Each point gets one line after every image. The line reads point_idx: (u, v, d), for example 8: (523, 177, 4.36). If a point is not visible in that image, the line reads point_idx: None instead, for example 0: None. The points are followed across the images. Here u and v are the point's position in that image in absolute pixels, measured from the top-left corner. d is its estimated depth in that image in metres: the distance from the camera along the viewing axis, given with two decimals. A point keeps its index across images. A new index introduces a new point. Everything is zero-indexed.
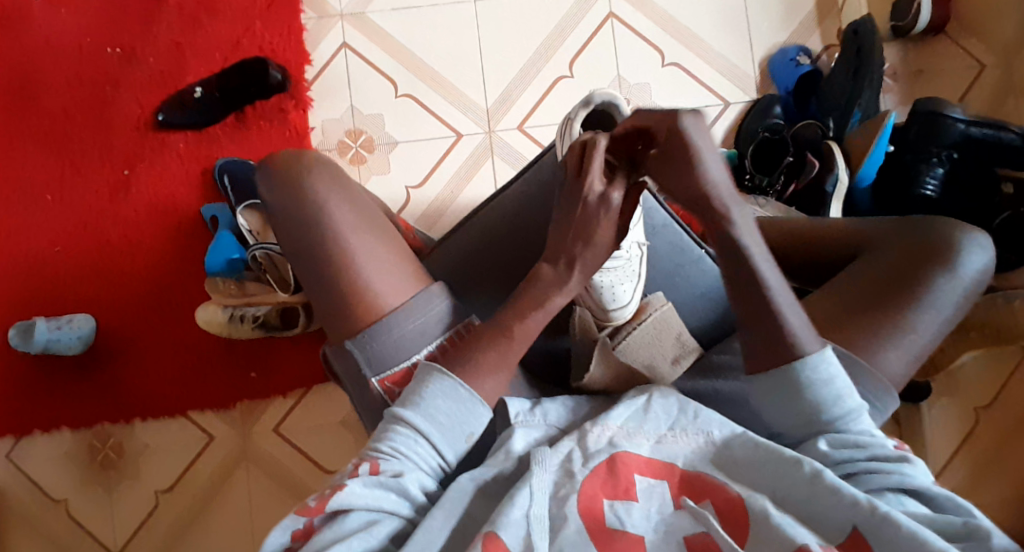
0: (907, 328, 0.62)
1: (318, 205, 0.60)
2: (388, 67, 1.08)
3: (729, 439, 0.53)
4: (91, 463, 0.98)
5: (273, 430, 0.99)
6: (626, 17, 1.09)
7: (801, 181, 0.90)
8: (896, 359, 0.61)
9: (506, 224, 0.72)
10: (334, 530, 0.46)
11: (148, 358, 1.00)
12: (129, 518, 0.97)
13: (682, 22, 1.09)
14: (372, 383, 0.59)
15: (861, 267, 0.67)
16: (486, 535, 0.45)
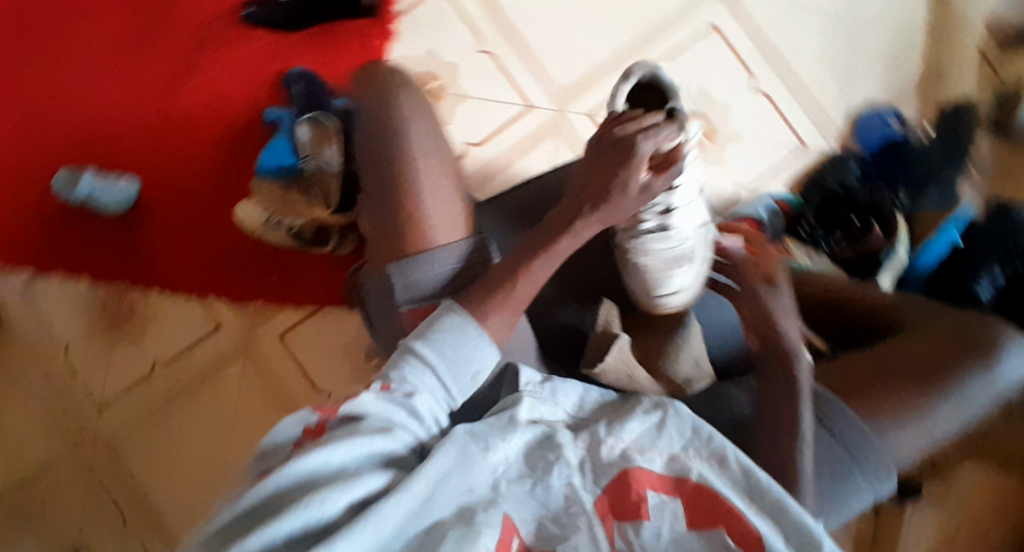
0: (926, 413, 0.61)
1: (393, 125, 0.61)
2: (478, 20, 1.08)
3: (744, 470, 0.50)
4: (102, 316, 1.00)
5: (278, 335, 1.00)
6: (728, 34, 1.07)
7: (858, 247, 0.89)
8: (908, 442, 0.60)
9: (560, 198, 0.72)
10: (348, 427, 0.46)
11: (179, 234, 1.02)
12: (122, 378, 0.99)
13: (783, 55, 1.07)
14: (401, 310, 0.58)
15: (895, 344, 0.66)
16: (503, 513, 0.44)
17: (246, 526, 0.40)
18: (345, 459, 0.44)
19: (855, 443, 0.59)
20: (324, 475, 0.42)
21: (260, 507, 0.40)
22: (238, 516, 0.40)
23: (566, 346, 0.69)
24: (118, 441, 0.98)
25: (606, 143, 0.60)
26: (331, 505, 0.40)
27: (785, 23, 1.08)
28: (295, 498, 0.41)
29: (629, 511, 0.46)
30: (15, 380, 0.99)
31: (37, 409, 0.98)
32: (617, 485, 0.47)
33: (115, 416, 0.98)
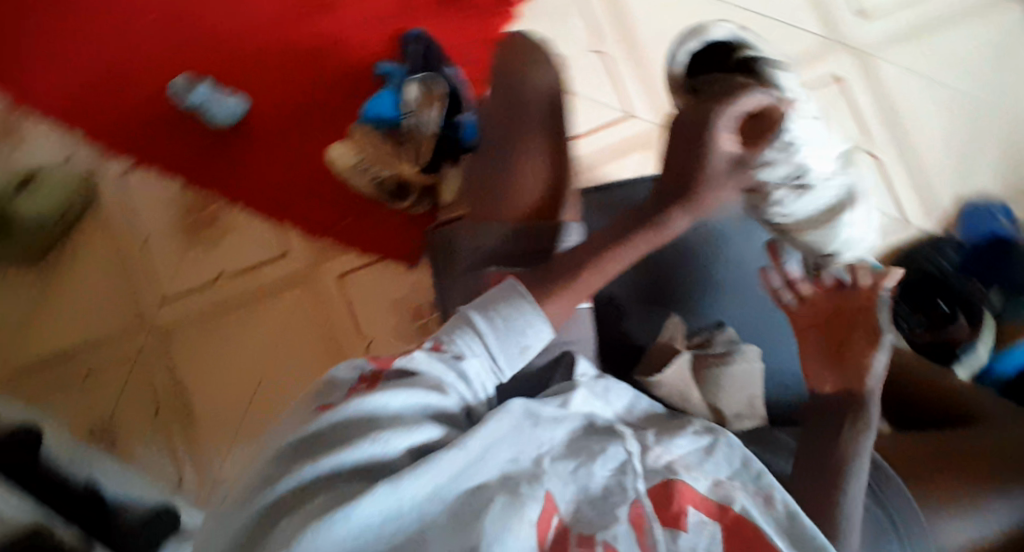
0: (979, 508, 0.60)
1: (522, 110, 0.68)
2: (600, 21, 1.07)
3: (790, 514, 0.47)
4: (183, 219, 1.05)
5: (338, 275, 1.03)
6: (850, 90, 1.01)
7: (939, 334, 0.87)
8: (955, 533, 0.58)
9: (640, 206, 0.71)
10: (401, 376, 0.50)
11: (271, 159, 1.05)
12: (187, 280, 1.04)
13: (902, 126, 1.00)
14: (489, 272, 0.59)
15: (960, 436, 0.66)
16: (545, 491, 0.44)
17: (313, 445, 0.45)
18: (400, 406, 0.47)
19: (901, 519, 0.56)
20: (381, 417, 0.46)
21: (319, 435, 0.45)
22: (303, 438, 0.45)
23: (623, 350, 0.67)
24: (171, 337, 1.02)
25: (684, 120, 0.56)
26: (383, 446, 0.45)
27: (915, 93, 1.01)
28: (361, 434, 0.45)
29: (668, 522, 0.45)
30: (96, 257, 1.05)
31: (108, 288, 1.04)
32: (659, 494, 0.46)
33: (174, 312, 1.03)
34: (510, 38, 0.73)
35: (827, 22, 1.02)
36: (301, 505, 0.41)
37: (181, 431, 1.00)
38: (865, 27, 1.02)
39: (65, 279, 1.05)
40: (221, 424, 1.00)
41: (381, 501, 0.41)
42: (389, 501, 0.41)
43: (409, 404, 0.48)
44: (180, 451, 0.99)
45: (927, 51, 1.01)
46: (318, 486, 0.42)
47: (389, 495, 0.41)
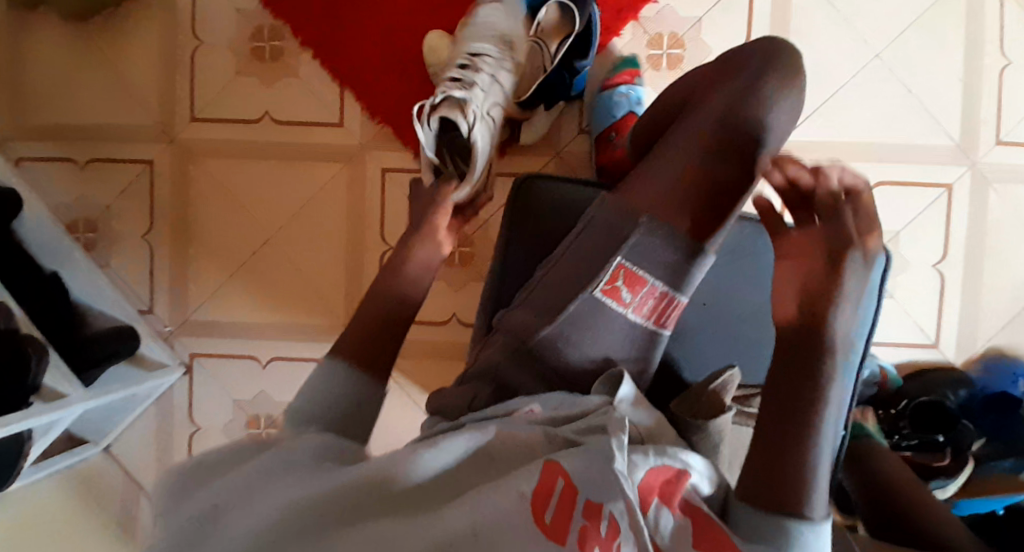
0: None
1: (738, 148, 0.58)
2: (759, 14, 0.92)
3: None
4: (246, 42, 0.95)
5: (382, 167, 0.95)
6: (963, 205, 0.95)
7: (922, 454, 0.86)
8: None
9: (737, 250, 0.68)
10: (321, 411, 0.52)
11: (360, 18, 0.94)
12: (230, 107, 0.96)
13: (989, 267, 0.96)
14: (614, 259, 0.57)
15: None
16: (549, 459, 0.44)
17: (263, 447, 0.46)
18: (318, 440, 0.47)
19: None
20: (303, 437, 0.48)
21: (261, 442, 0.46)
22: (244, 443, 0.46)
23: (665, 378, 0.67)
24: (192, 160, 0.96)
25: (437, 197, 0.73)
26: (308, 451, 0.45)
27: (1017, 239, 0.96)
28: (307, 446, 0.46)
29: (664, 501, 0.43)
30: (140, 41, 0.95)
31: (143, 84, 0.96)
32: (668, 481, 0.44)
33: (203, 134, 0.96)
34: (775, 36, 0.60)
35: (969, 130, 0.94)
36: (266, 483, 0.41)
37: (172, 258, 0.96)
38: (1003, 152, 0.94)
39: (103, 53, 0.96)
40: (214, 266, 0.96)
41: (276, 502, 0.39)
42: (287, 497, 0.39)
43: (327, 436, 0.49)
44: (165, 276, 0.96)
45: None
46: (276, 471, 0.43)
47: (292, 495, 0.39)
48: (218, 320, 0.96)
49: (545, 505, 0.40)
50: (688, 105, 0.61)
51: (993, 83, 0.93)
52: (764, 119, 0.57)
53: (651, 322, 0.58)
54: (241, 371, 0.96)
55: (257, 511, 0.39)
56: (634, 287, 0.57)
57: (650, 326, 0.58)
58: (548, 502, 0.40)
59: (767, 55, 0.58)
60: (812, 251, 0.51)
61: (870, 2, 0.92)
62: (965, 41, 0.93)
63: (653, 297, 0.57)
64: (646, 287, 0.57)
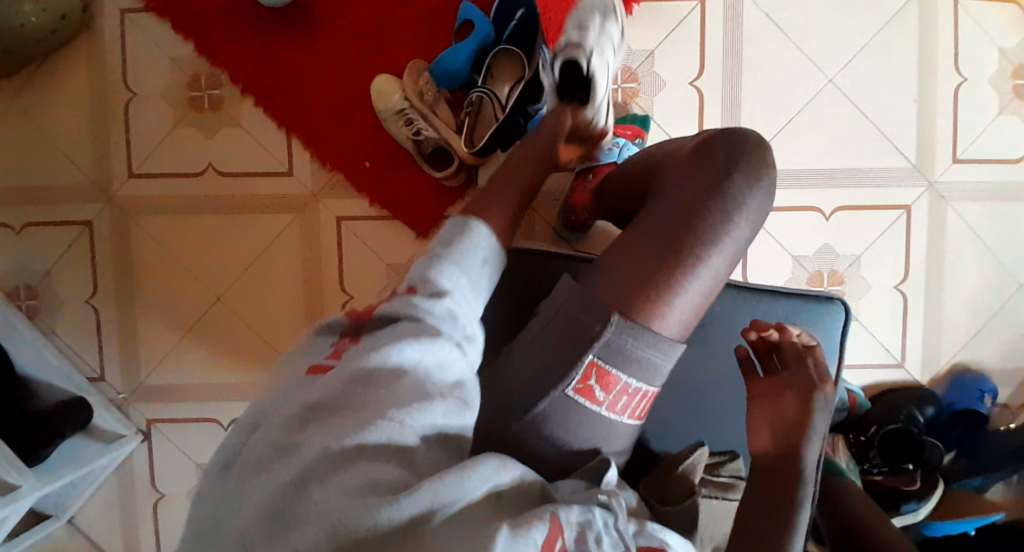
0: None
1: (712, 232, 0.55)
2: (712, 44, 0.91)
3: None
4: (183, 91, 0.91)
5: (336, 217, 0.92)
6: (922, 224, 0.95)
7: (891, 480, 0.87)
8: None
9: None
10: (459, 291, 0.52)
11: (301, 61, 0.90)
12: (171, 161, 0.92)
13: (949, 284, 0.97)
14: (585, 357, 0.54)
15: None
16: (550, 511, 0.43)
17: (377, 383, 0.46)
18: (433, 366, 0.49)
19: None
20: (420, 375, 0.48)
21: (380, 372, 0.47)
22: (309, 407, 0.45)
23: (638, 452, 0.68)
24: (133, 219, 0.92)
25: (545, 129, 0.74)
26: (420, 430, 0.45)
27: (975, 255, 0.96)
28: (406, 432, 0.45)
29: None
30: (68, 95, 0.91)
31: (75, 141, 0.91)
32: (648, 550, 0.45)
33: (143, 192, 0.92)
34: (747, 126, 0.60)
35: (924, 151, 0.94)
36: (362, 463, 0.42)
37: (120, 322, 0.93)
38: (959, 170, 0.94)
39: (31, 111, 0.91)
40: (167, 327, 0.93)
41: (309, 525, 0.40)
42: (315, 523, 0.40)
43: (446, 348, 0.49)
44: (114, 341, 0.93)
45: (1007, 218, 0.96)
46: (378, 452, 0.43)
47: (323, 518, 0.40)
48: (175, 384, 0.94)
49: None
50: (661, 190, 0.59)
51: (946, 104, 0.93)
52: (739, 208, 0.56)
53: (626, 415, 0.56)
54: (203, 435, 0.94)
55: (342, 507, 0.40)
56: (607, 385, 0.54)
57: (620, 419, 0.56)
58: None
59: (730, 143, 0.58)
60: (781, 394, 0.61)
61: (821, 26, 0.91)
62: (918, 61, 0.92)
63: (627, 393, 0.55)
64: (619, 385, 0.55)
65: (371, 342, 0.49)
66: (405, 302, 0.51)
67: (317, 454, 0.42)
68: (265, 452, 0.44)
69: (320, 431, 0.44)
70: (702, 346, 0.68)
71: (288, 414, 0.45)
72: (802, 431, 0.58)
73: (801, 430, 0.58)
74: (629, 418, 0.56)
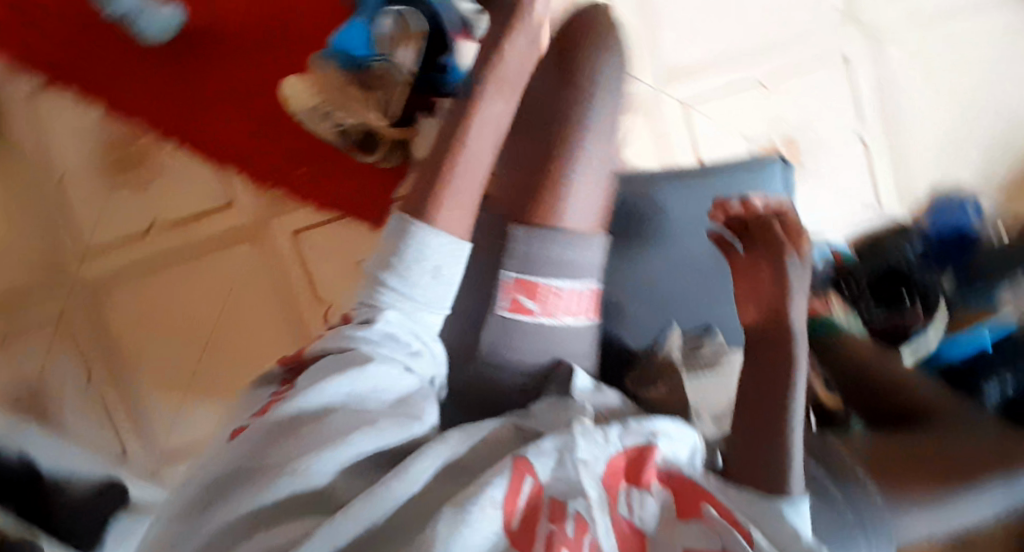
0: (958, 497, 0.59)
1: (575, 105, 0.59)
2: None
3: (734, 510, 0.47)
4: (106, 154, 0.90)
5: (291, 232, 0.92)
6: (854, 77, 0.98)
7: (892, 319, 0.89)
8: (925, 522, 0.58)
9: (648, 208, 0.69)
10: (394, 308, 0.52)
11: (210, 87, 0.90)
12: (117, 227, 0.91)
13: (899, 124, 1.00)
14: (504, 276, 0.56)
15: (931, 432, 0.67)
16: (514, 457, 0.45)
17: (290, 432, 0.44)
18: (368, 392, 0.48)
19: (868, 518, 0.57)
20: (350, 408, 0.47)
21: (301, 418, 0.45)
22: (221, 477, 0.43)
23: (613, 355, 0.69)
24: (101, 295, 0.92)
25: None
26: (338, 466, 0.44)
27: (916, 91, 1.00)
28: (325, 473, 0.43)
29: (632, 482, 0.46)
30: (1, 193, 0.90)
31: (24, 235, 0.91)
32: (633, 462, 0.47)
33: (103, 265, 0.91)
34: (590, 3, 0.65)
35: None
36: (265, 531, 0.40)
37: (122, 395, 0.93)
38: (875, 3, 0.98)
39: None
40: (164, 389, 0.93)
41: None
42: None
43: (388, 362, 0.50)
44: (122, 416, 0.93)
45: (935, 38, 1.00)
46: (289, 509, 0.41)
47: None
48: (191, 440, 0.94)
49: (516, 506, 0.43)
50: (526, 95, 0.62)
51: None
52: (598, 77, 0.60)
53: (566, 317, 0.58)
54: None
55: None
56: (534, 295, 0.56)
57: (564, 322, 0.58)
58: (517, 498, 0.43)
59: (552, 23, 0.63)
60: (756, 269, 0.62)
61: None
62: None
63: (557, 294, 0.57)
64: (545, 289, 0.56)
65: (312, 371, 0.49)
66: (338, 335, 0.51)
67: (228, 526, 0.41)
68: (181, 533, 0.42)
69: (226, 499, 0.42)
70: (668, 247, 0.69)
71: (200, 492, 0.43)
72: (780, 291, 0.59)
73: (779, 291, 0.59)
74: (573, 317, 0.58)
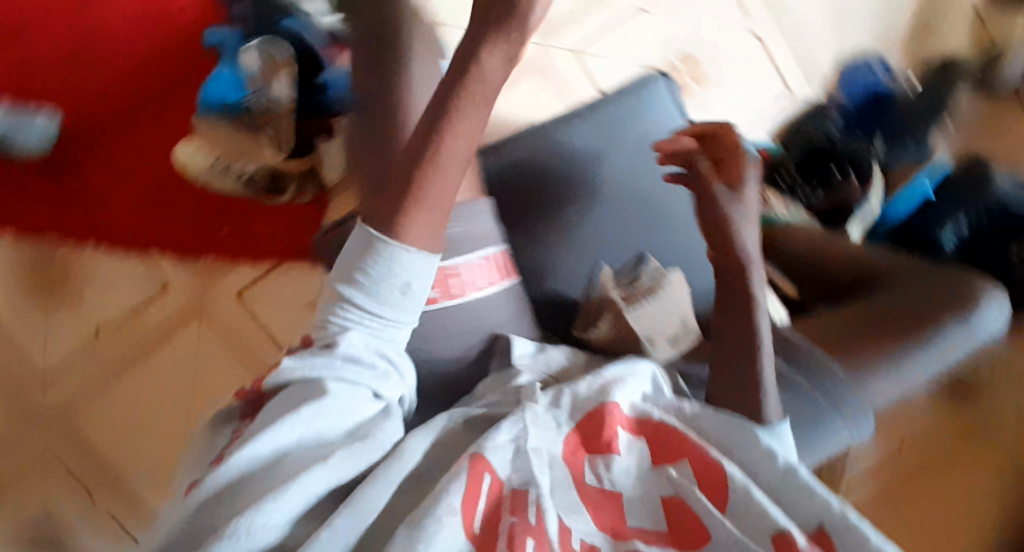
0: (902, 361, 0.70)
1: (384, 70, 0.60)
2: None
3: (695, 414, 0.61)
4: (29, 277, 0.88)
5: (236, 294, 0.93)
6: None
7: (834, 197, 0.91)
8: (886, 388, 0.70)
9: (560, 164, 0.82)
10: (357, 328, 0.53)
11: (113, 179, 0.89)
12: (66, 345, 0.89)
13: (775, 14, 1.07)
14: None
15: (875, 300, 0.76)
16: (471, 455, 0.54)
17: (260, 486, 0.48)
18: (320, 430, 0.52)
19: (837, 396, 0.68)
20: (296, 454, 0.50)
21: (246, 474, 0.49)
22: (174, 539, 0.47)
23: (556, 307, 0.80)
24: (75, 415, 0.89)
25: None
26: (282, 519, 0.47)
27: None
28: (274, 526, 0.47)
29: (598, 453, 0.58)
30: None
31: None
32: (591, 423, 0.59)
33: (66, 386, 0.89)
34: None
35: None
36: None
37: (127, 502, 0.89)
38: None
39: None
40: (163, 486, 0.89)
41: None
42: None
43: (345, 387, 0.53)
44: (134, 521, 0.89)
45: None
46: None
47: None
48: None
49: (474, 505, 0.51)
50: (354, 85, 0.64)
51: None
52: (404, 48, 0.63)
53: (469, 291, 0.69)
54: None
55: None
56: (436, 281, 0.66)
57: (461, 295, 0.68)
58: (477, 502, 0.51)
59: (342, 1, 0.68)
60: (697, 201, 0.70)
61: None
62: None
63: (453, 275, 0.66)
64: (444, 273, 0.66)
65: (275, 404, 0.53)
66: (300, 360, 0.54)
67: None
68: None
69: None
70: (589, 189, 0.82)
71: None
72: (722, 222, 0.67)
73: (720, 221, 0.67)
74: (477, 289, 0.69)
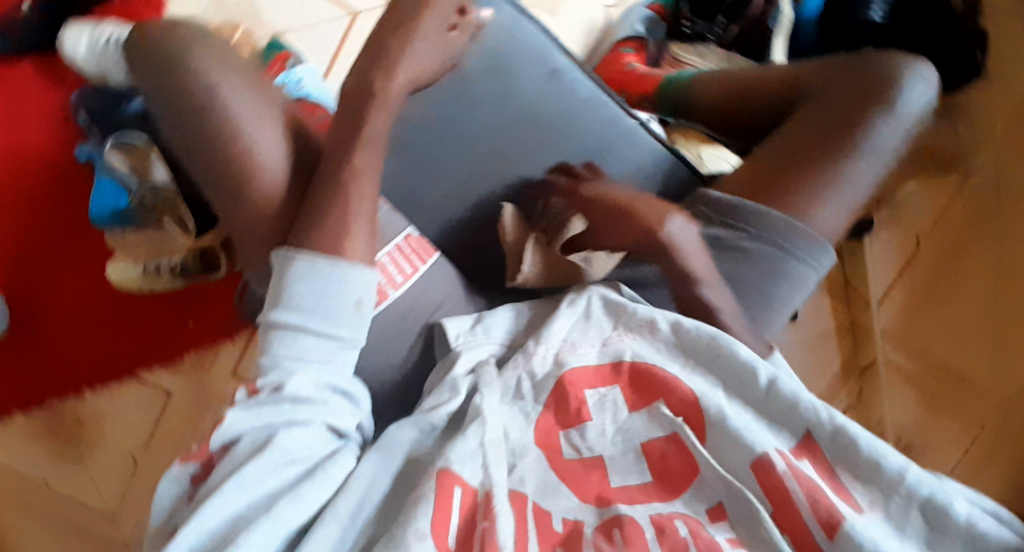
0: (839, 182, 0.66)
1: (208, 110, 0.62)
2: None
3: (676, 328, 0.61)
4: (55, 440, 0.94)
5: (231, 374, 0.97)
6: None
7: (743, 23, 1.06)
8: (829, 215, 0.66)
9: (437, 117, 0.74)
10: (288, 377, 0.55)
11: (81, 324, 0.95)
12: (114, 483, 0.95)
13: None
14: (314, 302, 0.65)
15: (799, 121, 0.70)
16: (439, 468, 0.51)
17: None
18: (263, 494, 0.51)
19: (776, 244, 0.65)
20: (244, 521, 0.49)
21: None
22: None
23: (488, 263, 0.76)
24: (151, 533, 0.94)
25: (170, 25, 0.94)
26: None
27: None
28: None
29: (573, 422, 0.57)
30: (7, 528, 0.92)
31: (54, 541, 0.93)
32: (557, 398, 0.58)
33: (131, 514, 0.95)
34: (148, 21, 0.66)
35: None
36: None
37: None
38: None
39: None
40: None
41: None
42: None
43: (295, 430, 0.54)
44: None
45: None
46: None
47: None
48: None
49: (449, 526, 0.48)
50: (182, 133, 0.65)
51: None
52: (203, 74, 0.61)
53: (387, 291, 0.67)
54: None
55: None
56: None
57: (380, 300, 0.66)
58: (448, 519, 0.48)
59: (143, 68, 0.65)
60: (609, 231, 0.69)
61: None
62: None
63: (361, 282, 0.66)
64: None
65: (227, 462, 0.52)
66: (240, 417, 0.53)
67: None
68: None
69: None
70: (476, 127, 0.75)
71: None
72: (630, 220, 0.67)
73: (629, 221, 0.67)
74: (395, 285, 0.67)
